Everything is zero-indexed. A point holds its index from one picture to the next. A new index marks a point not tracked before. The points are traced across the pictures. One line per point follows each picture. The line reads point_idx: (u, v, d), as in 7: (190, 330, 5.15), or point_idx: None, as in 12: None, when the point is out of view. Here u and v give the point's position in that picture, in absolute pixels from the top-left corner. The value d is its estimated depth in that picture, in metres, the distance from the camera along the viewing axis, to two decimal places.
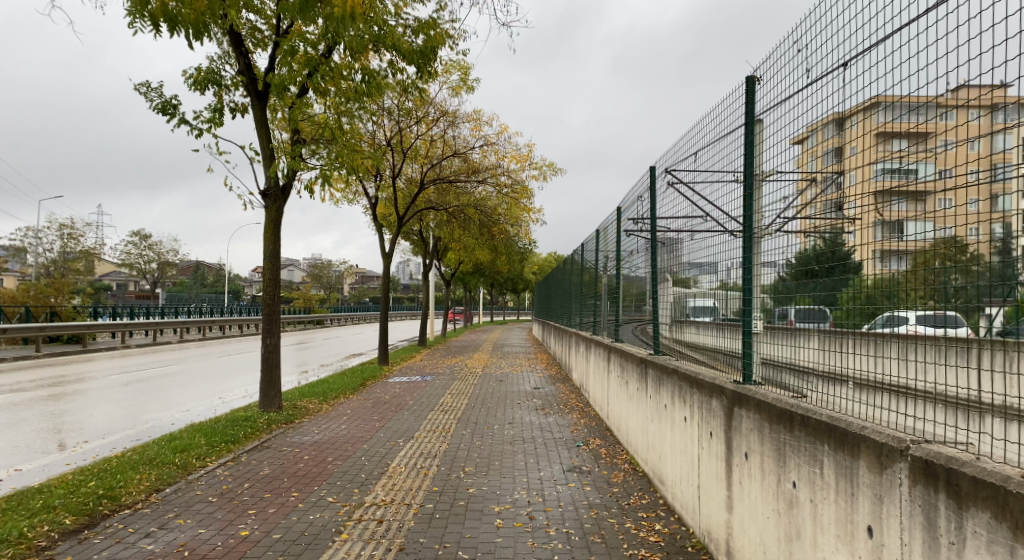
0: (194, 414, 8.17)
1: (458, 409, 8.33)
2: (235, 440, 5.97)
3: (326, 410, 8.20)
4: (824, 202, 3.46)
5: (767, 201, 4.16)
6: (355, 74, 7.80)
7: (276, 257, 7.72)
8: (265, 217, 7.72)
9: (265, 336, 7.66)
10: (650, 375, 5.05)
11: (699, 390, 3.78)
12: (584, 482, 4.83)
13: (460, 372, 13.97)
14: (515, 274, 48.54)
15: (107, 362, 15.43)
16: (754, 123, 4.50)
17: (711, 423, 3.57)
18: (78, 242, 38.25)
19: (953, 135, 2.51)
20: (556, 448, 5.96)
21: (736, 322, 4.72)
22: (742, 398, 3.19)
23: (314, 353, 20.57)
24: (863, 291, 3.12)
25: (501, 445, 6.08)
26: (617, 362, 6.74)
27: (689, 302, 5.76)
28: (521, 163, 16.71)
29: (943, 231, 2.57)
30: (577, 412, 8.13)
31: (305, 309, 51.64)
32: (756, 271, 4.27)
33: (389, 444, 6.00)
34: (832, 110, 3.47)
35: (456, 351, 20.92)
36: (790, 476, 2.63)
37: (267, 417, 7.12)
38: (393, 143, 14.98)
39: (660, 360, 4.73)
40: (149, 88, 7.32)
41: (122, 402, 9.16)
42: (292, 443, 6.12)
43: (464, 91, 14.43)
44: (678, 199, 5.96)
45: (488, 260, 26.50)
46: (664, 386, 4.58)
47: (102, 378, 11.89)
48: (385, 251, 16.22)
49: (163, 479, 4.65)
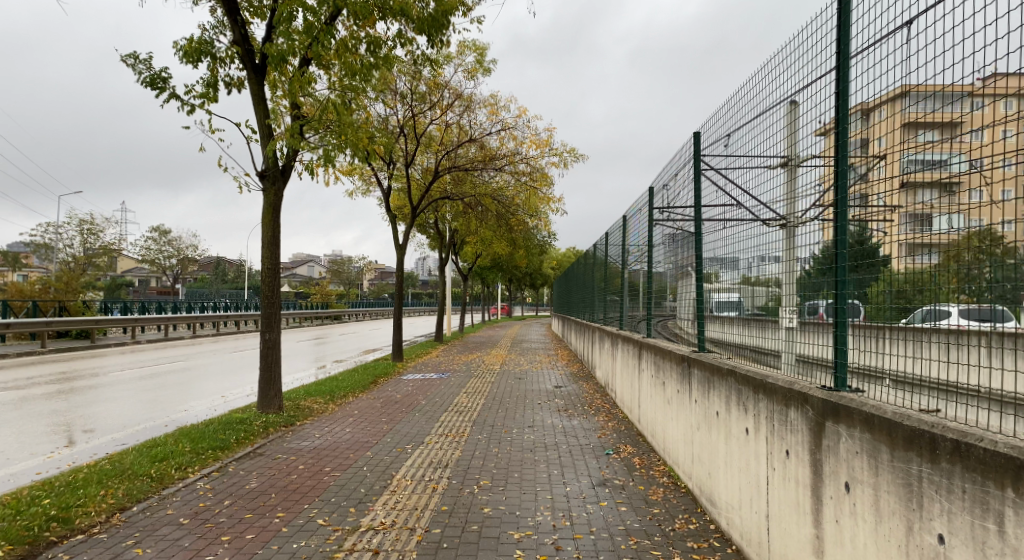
0: (193, 413, 8.15)
1: (473, 409, 8.20)
2: (224, 446, 5.87)
3: (332, 410, 8.09)
4: (850, 192, 3.30)
5: (800, 188, 3.88)
6: (360, 45, 7.67)
7: (275, 246, 7.61)
8: (265, 200, 7.63)
9: (265, 332, 7.57)
10: (700, 377, 4.65)
11: (773, 400, 3.35)
12: (617, 501, 4.60)
13: (477, 369, 13.82)
14: (535, 266, 48.37)
15: (117, 357, 15.67)
16: (785, 104, 4.22)
17: (792, 441, 3.14)
18: (98, 238, 38.99)
19: (982, 122, 2.33)
20: (583, 457, 5.75)
21: (761, 316, 4.54)
22: (844, 413, 2.68)
23: (330, 348, 20.63)
24: (896, 286, 2.94)
25: (520, 453, 5.89)
26: (650, 362, 6.41)
27: (713, 297, 5.54)
28: (541, 149, 16.38)
29: (974, 224, 2.38)
30: (604, 415, 7.92)
31: (323, 304, 52.06)
32: (787, 263, 4.03)
33: (397, 451, 5.88)
34: (859, 99, 3.29)
35: (474, 347, 20.88)
36: (933, 525, 2.09)
37: (265, 418, 7.04)
38: (405, 129, 14.80)
39: (708, 361, 4.44)
40: (137, 60, 7.17)
41: (123, 399, 9.17)
42: (288, 448, 6.02)
43: (479, 74, 14.20)
44: (705, 188, 5.75)
45: (507, 253, 26.23)
46: (722, 392, 4.17)
47: (110, 374, 12.05)
48: (398, 243, 16.09)
49: (131, 497, 4.52)
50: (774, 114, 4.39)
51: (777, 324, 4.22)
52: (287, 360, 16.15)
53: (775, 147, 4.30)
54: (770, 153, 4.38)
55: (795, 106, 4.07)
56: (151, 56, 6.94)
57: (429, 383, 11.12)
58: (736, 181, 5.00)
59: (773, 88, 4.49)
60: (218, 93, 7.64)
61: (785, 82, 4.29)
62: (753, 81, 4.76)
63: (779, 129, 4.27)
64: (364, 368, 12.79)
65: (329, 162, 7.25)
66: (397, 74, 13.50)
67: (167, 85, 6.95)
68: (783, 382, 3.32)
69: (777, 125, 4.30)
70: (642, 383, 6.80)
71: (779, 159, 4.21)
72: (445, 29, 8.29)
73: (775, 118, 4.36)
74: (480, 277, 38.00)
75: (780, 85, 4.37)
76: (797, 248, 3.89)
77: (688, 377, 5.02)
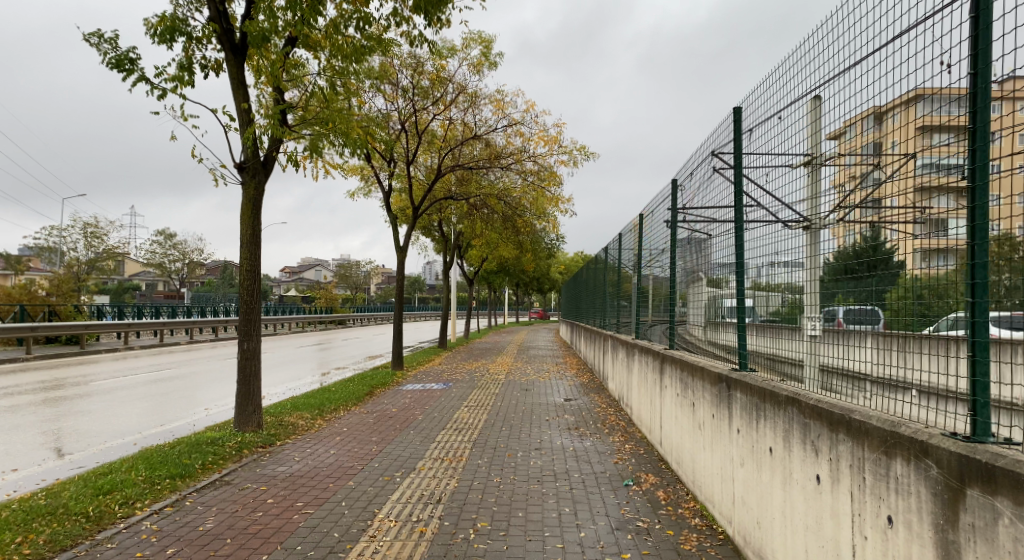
0: (174, 426, 7.94)
1: (474, 428, 7.95)
2: (186, 474, 5.59)
3: (318, 428, 7.89)
4: (861, 201, 3.26)
5: (823, 187, 3.69)
6: (346, 27, 7.42)
7: (253, 244, 7.40)
8: (244, 194, 7.44)
9: (244, 341, 7.34)
10: (750, 404, 4.01)
11: (865, 446, 2.63)
12: (643, 553, 4.08)
13: (481, 379, 13.58)
14: (544, 269, 48.33)
15: (108, 364, 15.58)
16: (808, 99, 4.00)
17: (897, 506, 2.41)
18: (102, 242, 39.13)
19: (995, 127, 2.35)
20: (600, 490, 5.42)
21: (775, 322, 4.39)
22: (1005, 483, 1.89)
23: (331, 354, 20.50)
24: (917, 292, 2.91)
25: (526, 484, 5.56)
26: (679, 381, 5.83)
27: (724, 303, 5.50)
28: (550, 145, 16.12)
29: (993, 230, 2.34)
30: (621, 435, 7.64)
31: (328, 309, 51.85)
32: (809, 267, 3.84)
33: (384, 481, 5.56)
34: (870, 102, 3.29)
35: (479, 354, 20.73)
36: None
37: (240, 439, 6.82)
38: (408, 127, 14.55)
39: (757, 385, 3.90)
40: (102, 38, 6.93)
41: (105, 410, 8.98)
42: (264, 475, 5.76)
43: (484, 68, 14.05)
44: (720, 187, 5.58)
45: (514, 257, 26.08)
46: (782, 426, 3.51)
47: (98, 382, 11.90)
48: (399, 246, 15.89)
49: (55, 544, 4.07)
50: (794, 112, 4.17)
51: (800, 332, 3.97)
52: (286, 368, 15.99)
53: (797, 145, 4.07)
54: (792, 151, 4.15)
55: (819, 100, 3.86)
56: (119, 35, 6.78)
57: (428, 395, 10.92)
58: (751, 183, 4.89)
59: (787, 89, 4.38)
60: (194, 73, 7.41)
61: (799, 83, 4.20)
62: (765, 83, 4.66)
63: (801, 126, 4.04)
64: (362, 377, 12.63)
65: (317, 151, 7.02)
66: (399, 67, 13.50)
67: (135, 66, 6.80)
68: (878, 421, 2.62)
69: (799, 121, 4.07)
70: (669, 403, 6.22)
71: (801, 157, 3.99)
72: (439, 11, 8.03)
73: (796, 115, 4.13)
74: (486, 282, 37.90)
75: (799, 84, 4.20)
76: (819, 251, 3.71)
77: (730, 403, 4.41)
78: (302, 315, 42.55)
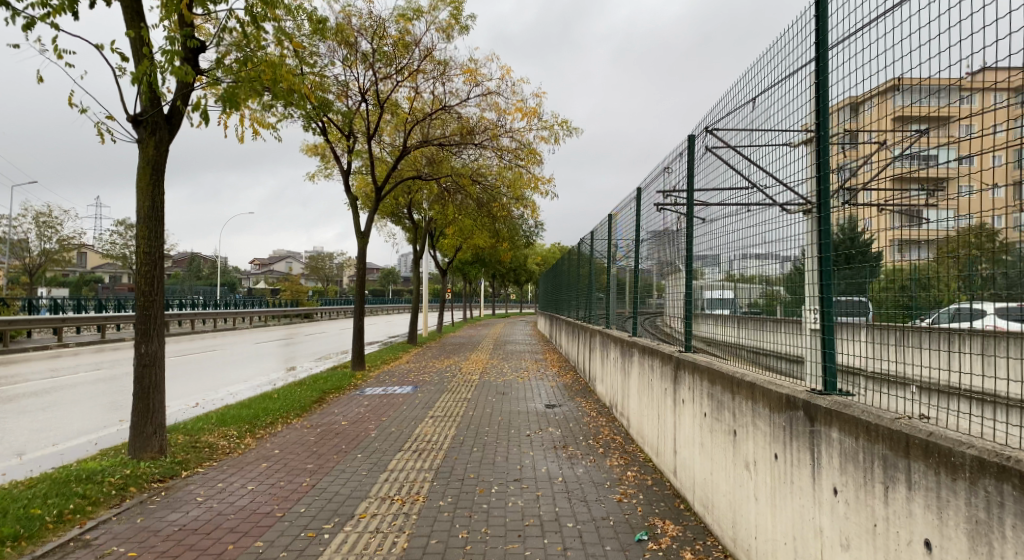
0: (87, 446, 7.32)
1: (435, 450, 7.52)
2: (29, 534, 4.76)
3: (244, 451, 7.46)
4: (839, 190, 3.11)
5: (817, 165, 3.38)
6: None
7: (151, 221, 6.84)
8: (141, 155, 6.87)
9: (140, 342, 6.78)
10: (869, 456, 2.65)
11: None
12: None
13: (450, 380, 13.15)
14: (520, 259, 47.73)
15: (43, 362, 14.78)
16: (801, 77, 3.72)
17: None
18: (56, 231, 37.51)
19: (970, 117, 2.23)
20: (606, 551, 4.63)
21: (757, 313, 4.27)
22: None
23: (296, 350, 19.97)
24: (897, 283, 2.77)
25: (502, 543, 4.82)
26: (713, 399, 4.74)
27: (702, 295, 5.34)
28: (527, 118, 15.59)
29: (965, 221, 2.28)
30: (623, 458, 7.20)
31: (295, 301, 50.73)
32: (792, 251, 3.64)
33: (305, 538, 4.88)
34: (845, 94, 3.16)
35: (450, 350, 20.59)
36: None
37: (142, 472, 6.25)
38: (370, 99, 13.95)
39: (885, 425, 2.56)
40: None
41: (23, 422, 8.32)
42: (171, 525, 5.14)
43: (455, 31, 13.51)
44: (705, 172, 5.39)
45: (492, 245, 25.63)
46: (963, 513, 2.10)
47: (26, 384, 11.19)
48: (360, 231, 15.38)
49: None
50: (785, 89, 3.98)
51: (789, 323, 3.71)
52: (242, 366, 15.40)
53: (791, 123, 3.78)
54: (787, 129, 3.84)
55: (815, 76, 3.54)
56: None
57: (388, 403, 10.45)
58: (733, 167, 4.70)
59: (777, 66, 4.18)
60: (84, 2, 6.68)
61: (790, 62, 3.95)
62: (754, 65, 4.61)
63: (799, 101, 3.72)
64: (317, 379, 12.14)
65: (239, 100, 6.36)
66: (359, 31, 13.03)
67: None
68: None
69: (798, 96, 3.74)
70: (699, 427, 5.16)
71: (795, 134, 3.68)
72: None
73: (792, 93, 3.86)
74: (462, 272, 37.40)
75: (786, 66, 4.01)
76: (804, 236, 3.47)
77: (819, 448, 3.09)
78: (270, 307, 41.59)
